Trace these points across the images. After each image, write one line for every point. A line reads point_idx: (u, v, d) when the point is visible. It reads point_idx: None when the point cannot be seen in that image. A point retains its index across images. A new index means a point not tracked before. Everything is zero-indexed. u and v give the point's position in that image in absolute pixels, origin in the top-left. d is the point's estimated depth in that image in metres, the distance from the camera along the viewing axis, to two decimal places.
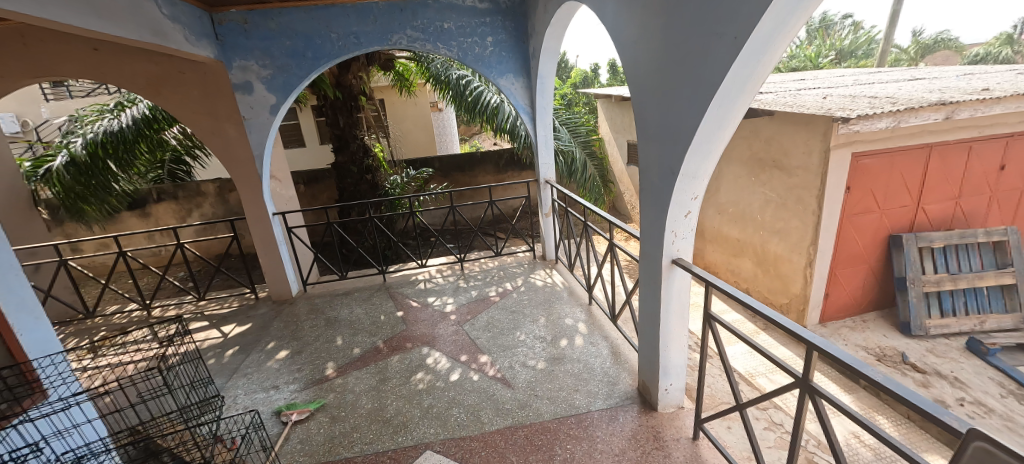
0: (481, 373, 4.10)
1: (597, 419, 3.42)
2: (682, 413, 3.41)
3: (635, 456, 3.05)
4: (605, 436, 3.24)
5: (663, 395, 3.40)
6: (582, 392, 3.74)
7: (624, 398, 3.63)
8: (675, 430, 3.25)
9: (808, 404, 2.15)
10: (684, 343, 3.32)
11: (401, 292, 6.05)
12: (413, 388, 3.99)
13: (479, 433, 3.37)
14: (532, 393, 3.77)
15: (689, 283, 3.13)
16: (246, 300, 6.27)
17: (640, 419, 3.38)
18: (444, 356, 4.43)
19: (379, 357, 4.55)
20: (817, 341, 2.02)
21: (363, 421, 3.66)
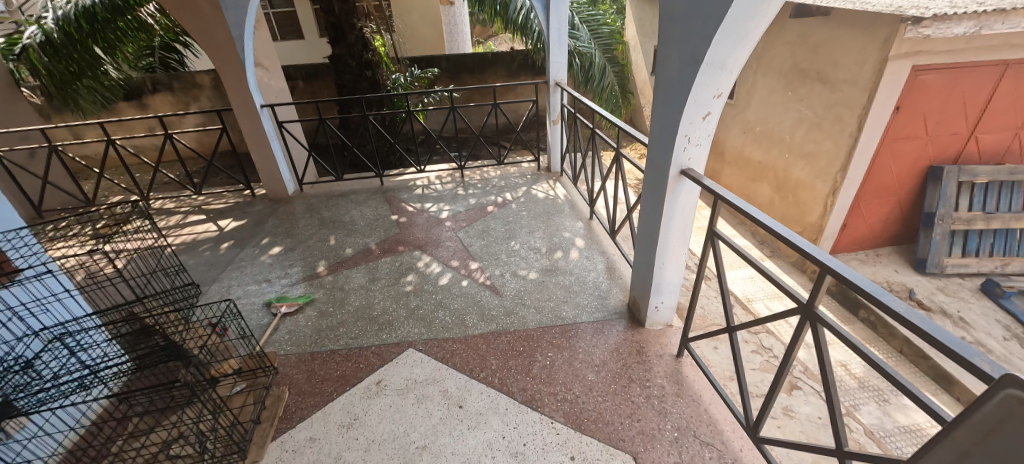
0: (470, 279, 4.03)
1: (582, 330, 3.37)
2: (670, 331, 3.32)
3: (615, 368, 3.02)
4: (588, 347, 3.20)
5: (653, 312, 3.29)
6: (570, 304, 3.67)
7: (612, 312, 3.55)
8: (660, 346, 3.19)
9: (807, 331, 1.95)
10: (683, 261, 3.13)
11: (398, 196, 5.87)
12: (401, 289, 3.96)
13: (463, 335, 3.36)
14: (521, 302, 3.71)
15: (696, 197, 2.84)
16: (243, 197, 6.19)
17: (626, 334, 3.31)
18: (435, 261, 4.36)
19: (371, 258, 4.49)
20: (833, 266, 1.71)
21: (350, 317, 3.66)
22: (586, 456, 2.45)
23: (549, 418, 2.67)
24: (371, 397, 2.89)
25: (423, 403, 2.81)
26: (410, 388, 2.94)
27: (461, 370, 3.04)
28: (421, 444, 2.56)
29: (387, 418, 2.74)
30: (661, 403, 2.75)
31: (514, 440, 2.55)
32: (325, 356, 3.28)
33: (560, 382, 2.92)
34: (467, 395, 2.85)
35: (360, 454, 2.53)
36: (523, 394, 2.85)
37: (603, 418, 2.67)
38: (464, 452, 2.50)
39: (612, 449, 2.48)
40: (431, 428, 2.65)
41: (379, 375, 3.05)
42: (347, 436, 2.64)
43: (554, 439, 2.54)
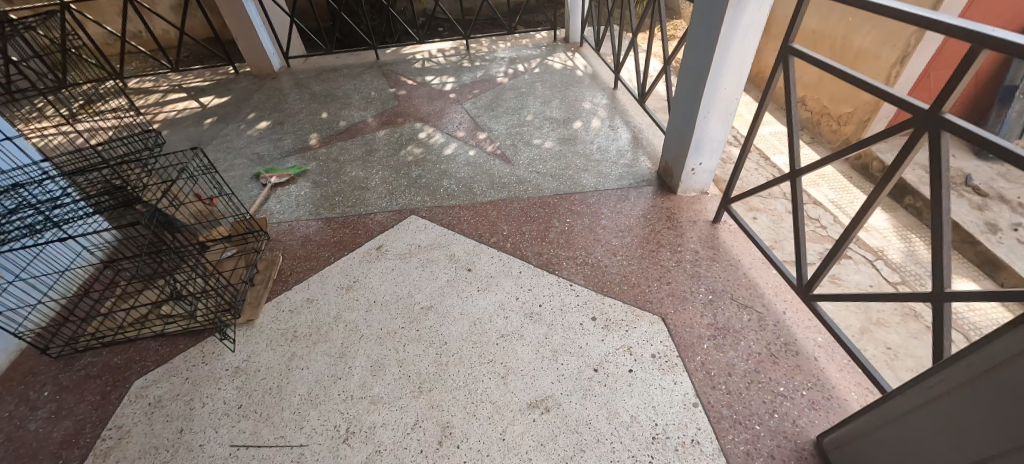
0: (478, 149, 3.60)
1: (605, 198, 3.00)
2: (705, 199, 2.93)
3: (641, 233, 2.69)
4: (611, 214, 2.85)
5: (688, 176, 2.88)
6: (591, 172, 3.27)
7: (638, 181, 3.16)
8: (693, 213, 2.82)
9: (917, 153, 1.49)
10: (732, 110, 2.62)
11: (397, 70, 5.24)
12: (402, 160, 3.56)
13: (472, 203, 3.02)
14: (535, 171, 3.31)
15: (765, 17, 2.25)
16: (227, 75, 5.60)
17: (654, 200, 2.94)
18: (439, 132, 3.89)
19: (367, 131, 4.03)
20: (991, 39, 1.19)
21: (347, 186, 3.31)
22: (610, 316, 2.20)
23: (567, 281, 2.40)
24: (372, 261, 2.63)
25: (429, 267, 2.54)
26: (413, 253, 2.65)
27: (469, 236, 2.73)
28: (426, 304, 2.33)
29: (391, 281, 2.48)
30: (693, 267, 2.45)
31: (529, 302, 2.29)
32: (321, 224, 2.97)
33: (579, 247, 2.62)
34: (477, 260, 2.56)
35: (362, 314, 2.32)
36: (539, 258, 2.55)
37: (628, 281, 2.39)
38: (474, 312, 2.27)
39: (638, 310, 2.23)
40: (437, 289, 2.41)
41: (380, 241, 2.77)
42: (347, 298, 2.42)
43: (573, 301, 2.29)
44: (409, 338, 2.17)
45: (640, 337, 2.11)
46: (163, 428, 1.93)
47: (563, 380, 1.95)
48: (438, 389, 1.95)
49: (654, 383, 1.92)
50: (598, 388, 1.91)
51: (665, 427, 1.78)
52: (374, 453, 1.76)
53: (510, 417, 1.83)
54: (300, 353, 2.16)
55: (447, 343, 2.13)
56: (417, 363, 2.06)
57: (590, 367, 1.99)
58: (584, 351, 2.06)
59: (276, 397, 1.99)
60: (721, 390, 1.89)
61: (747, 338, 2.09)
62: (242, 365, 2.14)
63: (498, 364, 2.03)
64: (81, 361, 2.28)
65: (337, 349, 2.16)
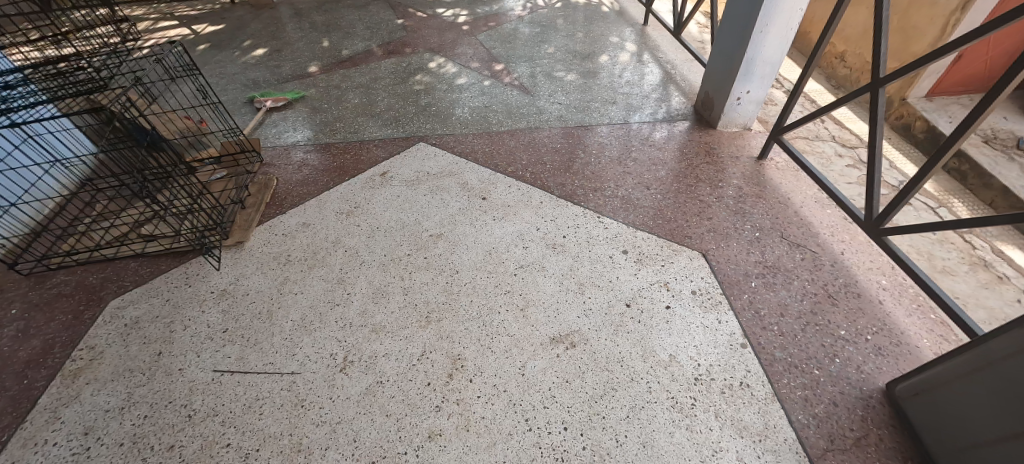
0: (494, 80, 3.27)
1: (636, 131, 2.69)
2: (748, 135, 2.62)
3: (676, 168, 2.39)
4: (643, 147, 2.55)
5: (732, 108, 2.54)
6: (620, 106, 2.94)
7: (672, 115, 2.83)
8: (736, 148, 2.51)
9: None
10: (794, 27, 2.23)
11: (406, 2, 4.82)
12: (410, 88, 3.23)
13: (488, 132, 2.72)
14: (557, 102, 2.99)
15: None
16: (222, 4, 5.19)
17: (691, 135, 2.63)
18: (450, 62, 3.55)
19: (373, 59, 3.68)
20: None
21: (349, 113, 3.00)
22: (643, 250, 1.94)
23: (594, 213, 2.13)
24: (375, 188, 2.35)
25: (439, 193, 2.27)
26: (420, 179, 2.37)
27: (483, 165, 2.44)
28: (436, 232, 2.06)
29: (397, 208, 2.21)
30: (737, 203, 2.16)
31: (551, 232, 2.03)
32: (319, 150, 2.68)
33: (607, 179, 2.33)
34: (492, 188, 2.28)
35: (363, 240, 2.06)
36: (562, 189, 2.27)
37: (665, 215, 2.11)
38: (489, 241, 2.00)
39: (675, 245, 1.96)
40: (448, 217, 2.14)
41: (385, 167, 2.48)
42: (347, 224, 2.16)
43: (601, 233, 2.02)
44: (416, 265, 1.92)
45: (679, 272, 1.85)
46: (139, 350, 1.72)
47: (591, 314, 1.71)
48: (448, 319, 1.71)
49: (694, 321, 1.68)
50: (633, 324, 1.67)
51: (709, 367, 1.55)
52: (375, 384, 1.53)
53: (530, 351, 1.60)
54: (294, 278, 1.92)
55: (460, 271, 1.88)
56: (424, 292, 1.81)
57: (621, 301, 1.75)
58: (615, 285, 1.81)
59: (266, 321, 1.76)
60: (774, 332, 1.65)
61: (800, 278, 1.84)
62: (229, 288, 1.90)
63: (516, 296, 1.78)
64: (52, 280, 2.05)
65: (335, 274, 1.91)
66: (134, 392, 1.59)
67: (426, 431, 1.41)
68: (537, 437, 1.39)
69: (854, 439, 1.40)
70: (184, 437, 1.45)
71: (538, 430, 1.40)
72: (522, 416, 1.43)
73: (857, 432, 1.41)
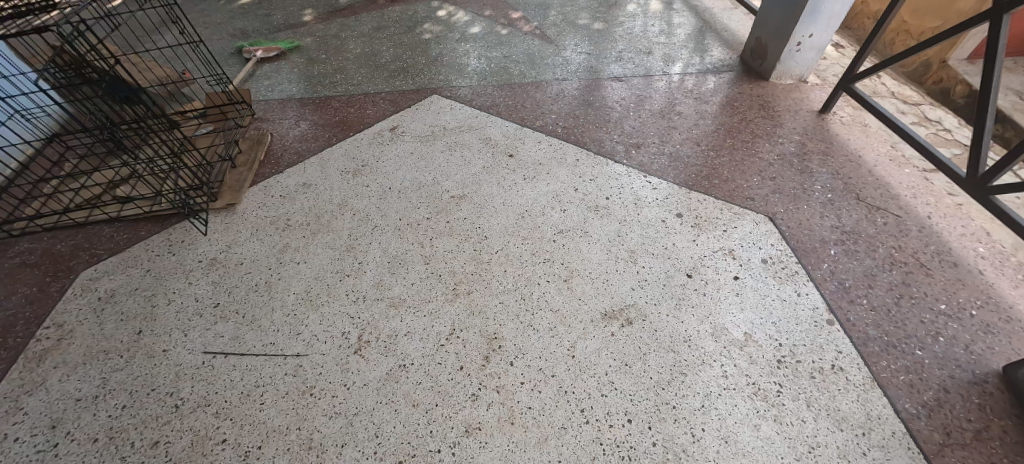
0: (512, 29, 2.92)
1: (677, 83, 2.39)
2: (804, 88, 2.32)
3: (728, 122, 2.10)
4: (687, 101, 2.26)
5: (790, 55, 2.24)
6: (656, 56, 2.62)
7: (716, 67, 2.52)
8: (793, 102, 2.22)
9: None
10: None
11: None
12: (418, 37, 2.89)
13: (509, 83, 2.41)
14: (584, 53, 2.67)
15: None
16: None
17: (740, 87, 2.33)
18: (461, 11, 3.18)
19: (374, 8, 3.31)
20: None
21: (350, 64, 2.66)
22: (701, 213, 1.68)
23: (639, 171, 1.85)
24: (384, 144, 2.04)
25: (459, 151, 1.98)
26: (436, 135, 2.07)
27: (507, 119, 2.14)
28: (458, 193, 1.78)
29: (411, 166, 1.92)
30: (802, 162, 1.89)
31: (591, 192, 1.76)
32: (318, 103, 2.34)
33: (649, 135, 2.04)
34: (520, 144, 1.99)
35: (374, 202, 1.78)
36: (601, 146, 1.98)
37: (722, 175, 1.84)
38: (521, 203, 1.73)
39: (735, 208, 1.70)
40: (471, 176, 1.85)
41: (394, 122, 2.17)
42: (354, 184, 1.86)
43: (649, 194, 1.75)
44: (438, 231, 1.64)
45: (744, 238, 1.60)
46: (117, 328, 1.46)
47: (646, 286, 1.46)
48: (479, 293, 1.45)
49: (769, 293, 1.44)
50: (698, 298, 1.43)
51: (794, 347, 1.31)
52: (398, 368, 1.29)
53: (579, 329, 1.35)
54: (296, 245, 1.65)
55: (489, 238, 1.61)
56: (449, 261, 1.54)
57: (681, 271, 1.50)
58: (671, 253, 1.55)
59: (265, 294, 1.50)
60: (863, 306, 1.41)
61: (885, 244, 1.59)
62: (220, 256, 1.63)
63: (558, 265, 1.52)
64: (14, 248, 1.75)
65: (344, 241, 1.64)
66: (110, 378, 1.33)
67: (462, 424, 1.18)
68: (596, 431, 1.16)
69: (973, 432, 1.17)
70: (170, 432, 1.21)
71: (597, 423, 1.17)
72: (577, 407, 1.20)
73: (976, 424, 1.18)
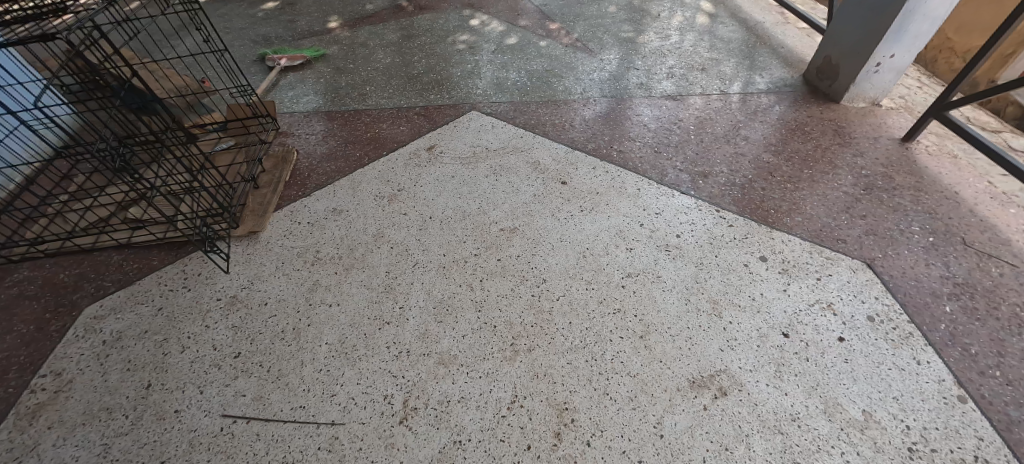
0: (551, 40, 2.74)
1: (738, 104, 2.19)
2: (879, 112, 2.11)
3: (802, 149, 1.90)
4: (752, 123, 2.06)
5: (867, 76, 2.04)
6: (710, 73, 2.42)
7: (777, 86, 2.32)
8: (869, 128, 2.02)
9: None
10: None
11: None
12: (452, 48, 2.70)
13: (553, 100, 2.22)
14: (630, 68, 2.48)
15: None
16: None
17: (808, 110, 2.13)
18: (495, 20, 3.01)
19: (403, 15, 3.14)
20: None
21: (379, 74, 2.47)
22: (789, 257, 1.47)
23: (710, 205, 1.64)
24: (422, 166, 1.84)
25: (505, 176, 1.77)
26: (479, 157, 1.86)
27: (555, 141, 1.94)
28: (509, 226, 1.58)
29: (453, 193, 1.71)
30: (893, 198, 1.68)
31: (659, 229, 1.56)
32: (347, 116, 2.15)
33: (716, 162, 1.83)
34: (572, 170, 1.79)
35: (414, 233, 1.58)
36: (664, 175, 1.77)
37: (804, 211, 1.62)
38: (580, 239, 1.53)
39: (827, 251, 1.49)
40: (521, 206, 1.65)
41: (431, 140, 1.96)
42: (390, 212, 1.66)
43: (725, 233, 1.54)
44: (488, 272, 1.44)
45: (842, 289, 1.39)
46: (122, 381, 1.26)
47: (737, 348, 1.25)
48: (542, 351, 1.24)
49: (882, 360, 1.23)
50: (799, 364, 1.22)
51: (924, 432, 1.10)
52: (452, 445, 1.08)
53: (663, 400, 1.14)
54: (327, 283, 1.45)
55: (549, 282, 1.40)
56: (504, 309, 1.34)
57: (775, 328, 1.29)
58: (760, 305, 1.34)
59: (292, 344, 1.30)
60: (997, 379, 1.19)
61: (1008, 301, 1.37)
62: (240, 294, 1.44)
63: (631, 318, 1.31)
64: (13, 276, 1.57)
65: (383, 279, 1.44)
66: (113, 445, 1.13)
67: None
68: None
69: None
70: None
71: None
72: None
73: None
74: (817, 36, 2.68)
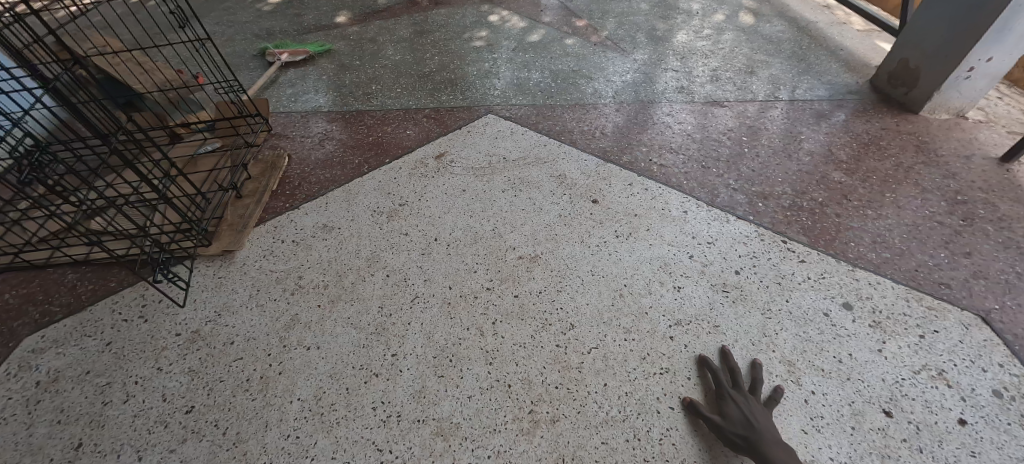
0: (578, 38, 2.47)
1: (796, 112, 1.88)
2: (967, 125, 1.79)
3: (879, 168, 1.59)
4: (816, 135, 1.75)
5: (955, 83, 1.73)
6: (761, 78, 2.13)
7: (841, 93, 2.01)
8: (958, 144, 1.70)
9: None
10: None
11: None
12: (468, 45, 2.45)
13: (581, 104, 1.95)
14: (668, 69, 2.19)
15: None
16: None
17: (880, 121, 1.82)
18: (516, 16, 2.75)
19: (416, 10, 2.90)
20: None
21: (387, 72, 2.23)
22: (880, 306, 1.17)
23: (774, 234, 1.35)
24: (429, 176, 1.56)
25: (525, 191, 1.50)
26: (495, 167, 1.59)
27: (584, 151, 1.65)
28: (528, 253, 1.31)
29: (464, 210, 1.44)
30: (1002, 231, 1.36)
31: (712, 264, 1.28)
32: (348, 117, 1.87)
33: (777, 181, 1.54)
34: (604, 186, 1.51)
35: (414, 259, 1.31)
36: (715, 196, 1.48)
37: (894, 246, 1.32)
38: (616, 274, 1.25)
39: (927, 299, 1.18)
40: (543, 229, 1.38)
41: (441, 146, 1.68)
42: (389, 231, 1.38)
43: (796, 271, 1.25)
44: (503, 312, 1.17)
45: (955, 352, 1.08)
46: (49, 438, 1.02)
47: (823, 431, 0.96)
48: (569, 424, 0.98)
49: (1020, 456, 0.92)
50: (909, 458, 0.92)
51: None
52: None
53: None
54: (308, 320, 1.18)
55: (578, 329, 1.13)
56: (521, 363, 1.07)
57: (873, 404, 1.00)
58: (850, 371, 1.05)
59: (256, 399, 1.05)
60: None
61: None
62: (204, 328, 1.19)
63: (682, 382, 1.03)
64: None
65: (374, 318, 1.17)
66: None
67: None
68: None
69: None
70: None
71: None
72: None
73: None
74: (881, 38, 2.36)
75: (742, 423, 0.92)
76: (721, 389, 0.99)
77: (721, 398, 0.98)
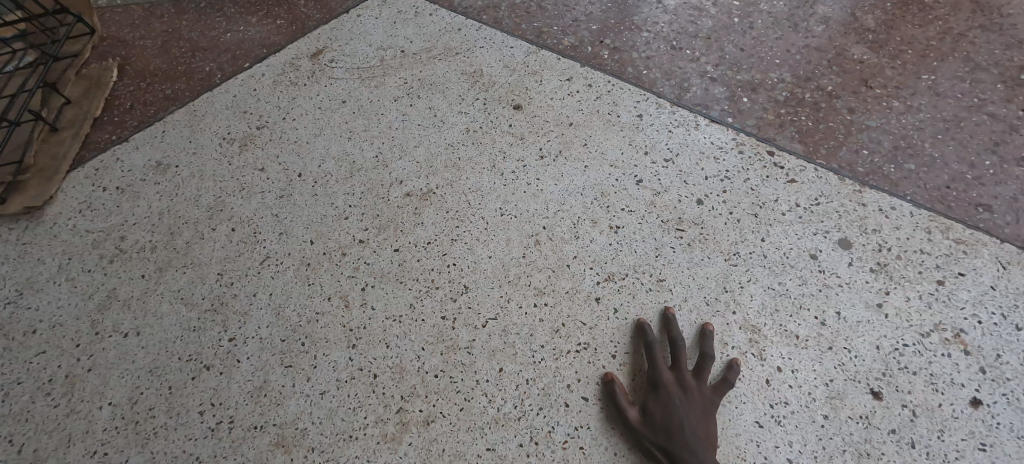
0: None
1: None
2: None
3: (916, 38, 1.15)
4: None
5: None
6: None
7: None
8: None
9: None
10: None
11: None
12: None
13: None
14: None
15: None
16: None
17: None
18: None
19: None
20: None
21: None
22: (889, 243, 0.86)
23: (758, 144, 0.98)
24: (298, 84, 1.16)
25: (425, 98, 1.11)
26: (387, 65, 1.17)
27: (512, 34, 1.21)
28: (419, 188, 0.97)
29: (340, 131, 1.07)
30: None
31: (667, 191, 0.94)
32: (205, 4, 1.39)
33: (773, 64, 1.12)
34: (533, 85, 1.11)
35: (270, 204, 0.98)
36: (684, 91, 1.08)
37: (922, 154, 0.96)
38: (533, 213, 0.92)
39: (956, 230, 0.86)
40: (443, 151, 1.02)
41: (319, 39, 1.24)
42: (240, 168, 1.04)
43: (780, 197, 0.91)
44: (377, 275, 0.88)
45: (983, 303, 0.79)
46: None
47: (788, 424, 0.70)
48: (446, 425, 0.72)
49: None
50: (897, 459, 0.66)
51: None
52: None
53: None
54: (127, 296, 0.90)
55: (473, 293, 0.84)
56: (394, 345, 0.80)
57: (859, 383, 0.73)
58: (834, 337, 0.77)
59: (58, 406, 0.79)
60: None
61: None
62: (1, 314, 0.89)
63: (606, 362, 0.77)
64: None
65: (209, 289, 0.89)
66: None
67: None
68: None
69: None
70: None
71: None
72: None
73: None
74: None
75: (676, 427, 0.65)
76: (656, 378, 0.71)
77: (655, 389, 0.70)
